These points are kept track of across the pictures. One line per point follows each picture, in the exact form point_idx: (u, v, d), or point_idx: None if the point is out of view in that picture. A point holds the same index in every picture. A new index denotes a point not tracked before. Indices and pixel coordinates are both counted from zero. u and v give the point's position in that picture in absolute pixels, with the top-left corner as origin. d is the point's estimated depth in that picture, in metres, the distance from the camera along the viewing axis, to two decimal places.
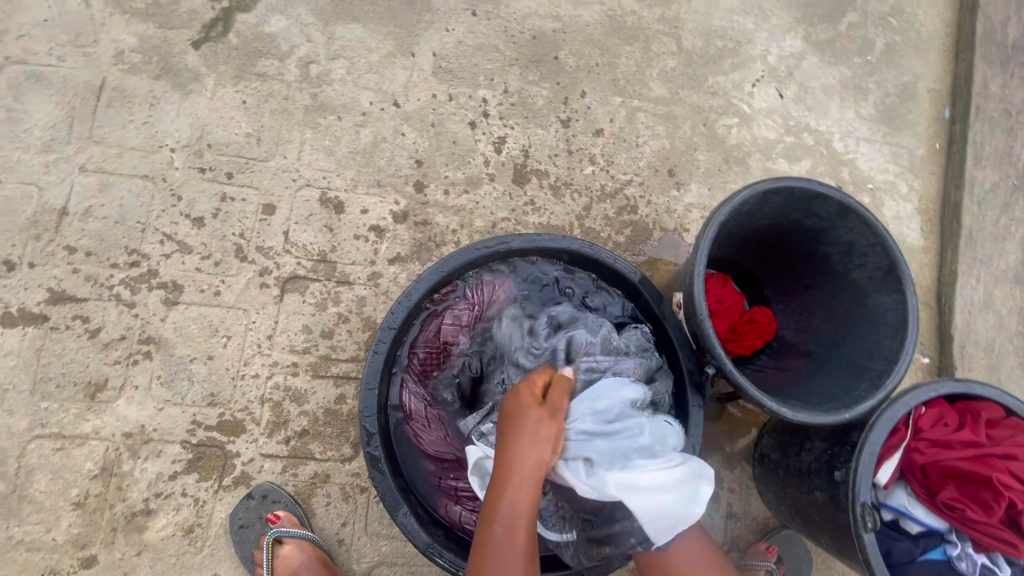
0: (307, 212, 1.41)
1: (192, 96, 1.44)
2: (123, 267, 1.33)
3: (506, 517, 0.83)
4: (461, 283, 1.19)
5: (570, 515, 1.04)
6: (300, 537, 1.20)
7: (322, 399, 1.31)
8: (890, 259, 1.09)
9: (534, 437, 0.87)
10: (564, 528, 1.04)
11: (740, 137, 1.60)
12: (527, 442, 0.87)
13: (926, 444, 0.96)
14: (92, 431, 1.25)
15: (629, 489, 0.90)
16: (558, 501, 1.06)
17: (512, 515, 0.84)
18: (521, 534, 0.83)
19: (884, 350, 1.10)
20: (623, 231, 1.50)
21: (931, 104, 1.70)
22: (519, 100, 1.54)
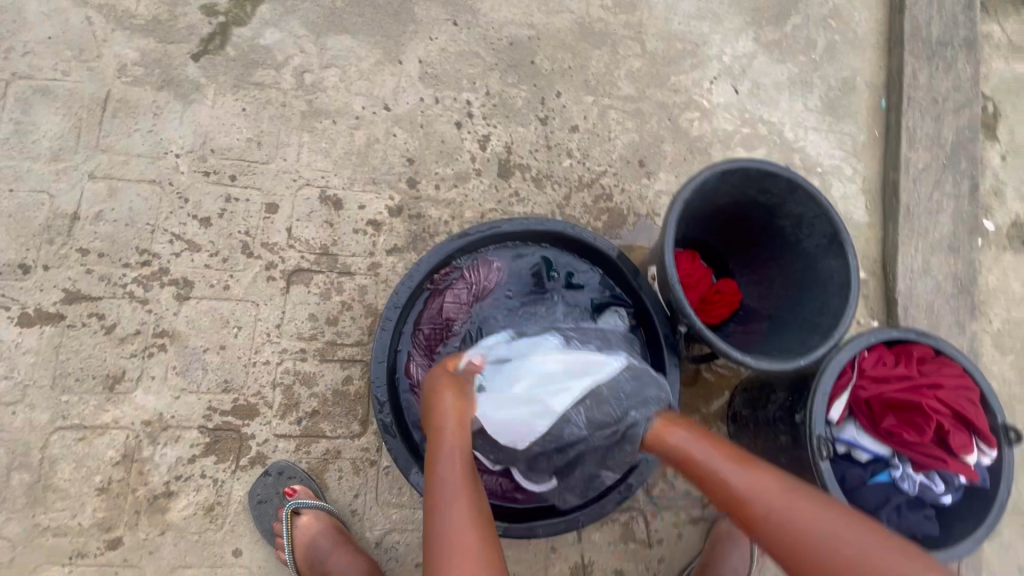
0: (308, 209, 1.51)
1: (194, 105, 1.53)
2: (135, 267, 1.41)
3: (443, 468, 0.89)
4: (458, 265, 1.31)
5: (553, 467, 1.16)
6: (317, 508, 1.29)
7: (330, 381, 1.41)
8: (833, 227, 1.26)
9: (457, 396, 0.99)
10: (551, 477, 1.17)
11: (702, 129, 1.76)
12: (448, 399, 0.99)
13: (869, 381, 1.12)
14: (112, 421, 1.32)
15: (514, 389, 1.02)
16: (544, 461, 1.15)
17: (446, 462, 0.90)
18: (459, 478, 0.87)
19: (833, 307, 1.25)
20: (601, 217, 1.64)
21: (869, 96, 1.90)
22: (500, 102, 1.68)
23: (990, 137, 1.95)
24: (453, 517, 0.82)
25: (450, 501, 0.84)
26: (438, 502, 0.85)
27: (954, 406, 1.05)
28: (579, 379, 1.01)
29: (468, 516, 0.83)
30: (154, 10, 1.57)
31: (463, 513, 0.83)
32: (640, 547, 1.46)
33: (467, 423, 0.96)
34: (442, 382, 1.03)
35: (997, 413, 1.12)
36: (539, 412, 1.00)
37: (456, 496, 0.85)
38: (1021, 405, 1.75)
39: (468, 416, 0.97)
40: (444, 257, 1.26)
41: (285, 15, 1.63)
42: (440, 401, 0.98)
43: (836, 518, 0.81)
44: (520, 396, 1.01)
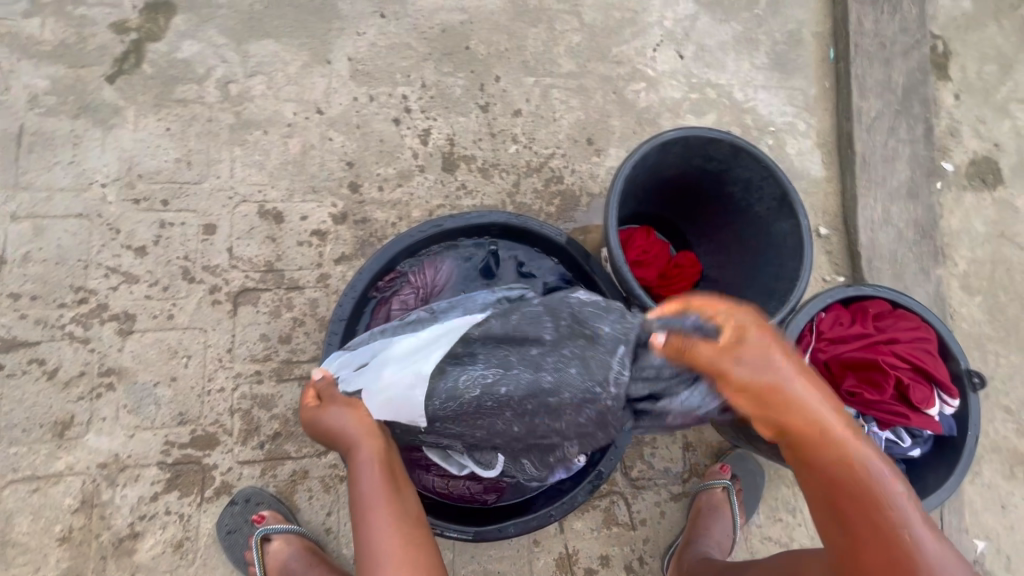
0: (247, 226, 1.45)
1: (115, 130, 1.46)
2: (71, 306, 1.35)
3: (361, 483, 0.83)
4: (405, 268, 1.27)
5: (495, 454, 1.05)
6: (287, 533, 1.26)
7: (290, 401, 1.37)
8: (781, 189, 1.22)
9: (358, 405, 0.92)
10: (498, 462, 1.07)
11: (649, 100, 1.72)
12: (342, 414, 0.91)
13: (827, 343, 1.10)
14: (66, 468, 1.28)
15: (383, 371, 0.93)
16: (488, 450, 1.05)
17: (363, 476, 0.84)
18: (379, 490, 0.82)
19: (788, 270, 1.23)
20: (553, 201, 1.60)
21: (817, 47, 1.86)
22: (438, 93, 1.61)
23: (943, 76, 1.92)
24: (378, 530, 0.78)
25: (374, 513, 0.80)
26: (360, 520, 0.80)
27: (912, 359, 1.04)
28: (441, 342, 0.91)
29: (394, 524, 0.79)
30: (61, 34, 1.48)
31: (388, 524, 0.79)
32: (623, 529, 1.45)
33: (377, 429, 0.89)
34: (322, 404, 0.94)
35: (960, 358, 1.11)
36: (400, 387, 0.88)
37: (378, 508, 0.80)
38: (991, 344, 1.76)
39: (375, 423, 0.89)
40: (386, 261, 1.22)
41: (201, 24, 1.55)
42: (334, 418, 0.91)
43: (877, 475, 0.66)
44: (384, 375, 0.92)
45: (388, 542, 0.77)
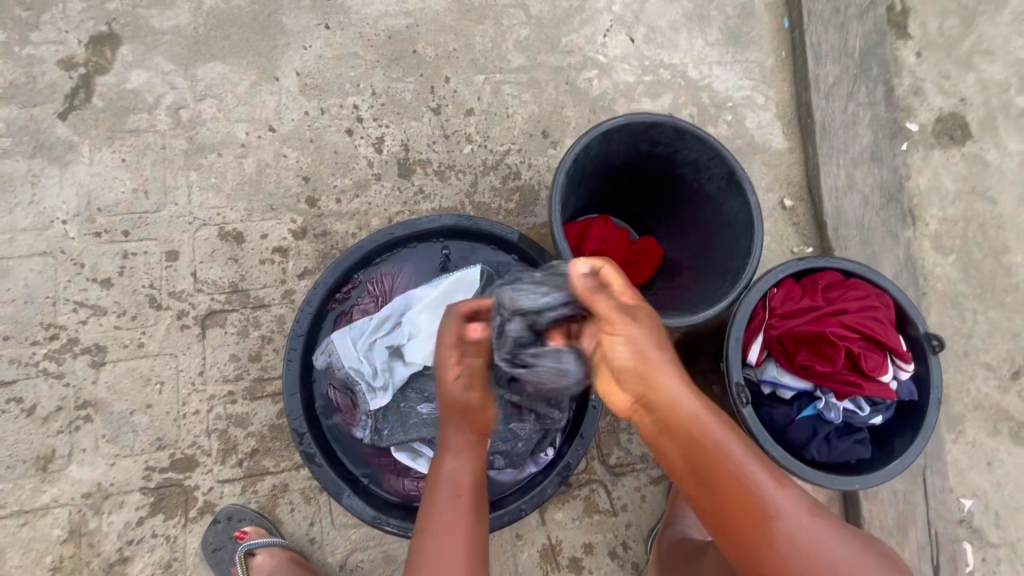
0: (209, 249, 1.47)
1: (71, 166, 1.48)
2: (44, 342, 1.38)
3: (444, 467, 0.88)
4: (361, 278, 1.28)
5: None
6: (270, 545, 1.29)
7: (265, 417, 1.39)
8: (727, 167, 1.22)
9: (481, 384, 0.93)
10: None
11: (603, 87, 1.71)
12: (456, 388, 0.91)
13: (779, 318, 1.10)
14: (52, 500, 1.31)
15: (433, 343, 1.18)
16: None
17: (448, 464, 0.88)
18: (462, 485, 0.87)
19: (741, 248, 1.23)
20: (512, 198, 1.60)
21: (771, 17, 1.83)
22: (388, 99, 1.61)
23: (902, 35, 1.89)
24: (446, 528, 0.82)
25: (453, 506, 0.84)
26: (433, 506, 0.85)
27: (862, 328, 1.04)
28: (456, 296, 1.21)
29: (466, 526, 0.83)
30: (10, 75, 1.50)
31: (460, 529, 0.82)
32: (605, 517, 1.47)
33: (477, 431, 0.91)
34: (453, 355, 0.92)
35: (916, 323, 1.10)
36: None
37: (454, 504, 0.85)
38: (968, 301, 1.74)
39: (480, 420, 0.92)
40: (341, 274, 1.23)
41: (148, 52, 1.55)
42: (449, 383, 0.91)
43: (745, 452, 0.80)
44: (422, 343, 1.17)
45: (453, 544, 0.80)
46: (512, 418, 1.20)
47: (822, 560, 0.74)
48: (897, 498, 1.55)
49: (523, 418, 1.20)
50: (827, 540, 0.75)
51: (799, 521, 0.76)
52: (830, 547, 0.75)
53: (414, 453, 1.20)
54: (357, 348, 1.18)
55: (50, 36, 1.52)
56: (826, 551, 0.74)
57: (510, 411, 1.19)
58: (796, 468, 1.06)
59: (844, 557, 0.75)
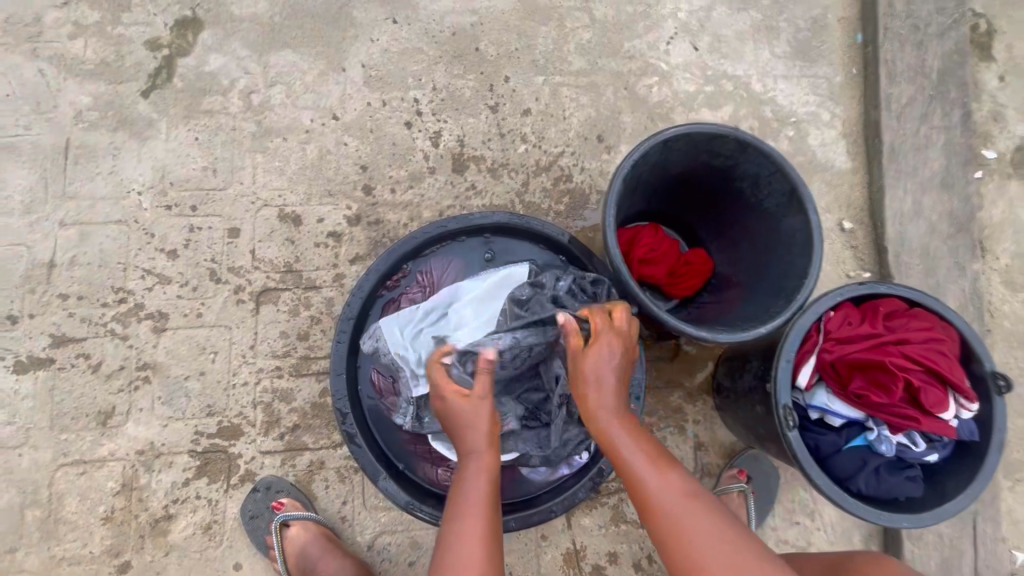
0: (268, 229, 1.53)
1: (149, 142, 1.57)
2: (112, 305, 1.46)
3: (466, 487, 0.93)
4: (411, 267, 1.31)
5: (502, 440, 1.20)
6: (305, 519, 1.34)
7: (308, 395, 1.44)
8: (790, 183, 1.19)
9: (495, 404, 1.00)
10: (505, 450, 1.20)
11: (662, 94, 1.69)
12: (473, 412, 0.97)
13: (834, 343, 1.06)
14: (108, 454, 1.39)
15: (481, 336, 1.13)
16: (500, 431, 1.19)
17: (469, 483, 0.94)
18: (478, 502, 0.92)
19: (798, 267, 1.19)
20: (562, 199, 1.60)
21: (843, 32, 1.77)
22: (448, 95, 1.64)
23: (985, 57, 1.79)
24: (470, 542, 0.88)
25: (471, 521, 0.90)
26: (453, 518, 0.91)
27: (926, 361, 0.99)
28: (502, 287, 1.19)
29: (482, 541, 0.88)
30: (101, 53, 1.60)
31: (477, 540, 0.88)
32: (631, 528, 1.45)
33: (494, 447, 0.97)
34: (458, 393, 0.99)
35: (984, 359, 1.04)
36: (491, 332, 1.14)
37: (474, 523, 0.89)
38: None
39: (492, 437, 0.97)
40: (393, 261, 1.26)
41: (226, 38, 1.63)
42: (460, 412, 0.98)
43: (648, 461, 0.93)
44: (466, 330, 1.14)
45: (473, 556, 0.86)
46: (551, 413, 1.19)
47: (699, 546, 0.87)
48: (943, 543, 1.48)
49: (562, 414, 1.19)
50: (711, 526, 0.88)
51: (686, 514, 0.89)
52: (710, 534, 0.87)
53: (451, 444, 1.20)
54: (402, 335, 1.17)
55: (140, 18, 1.62)
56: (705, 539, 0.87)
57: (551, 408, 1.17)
58: (841, 500, 1.03)
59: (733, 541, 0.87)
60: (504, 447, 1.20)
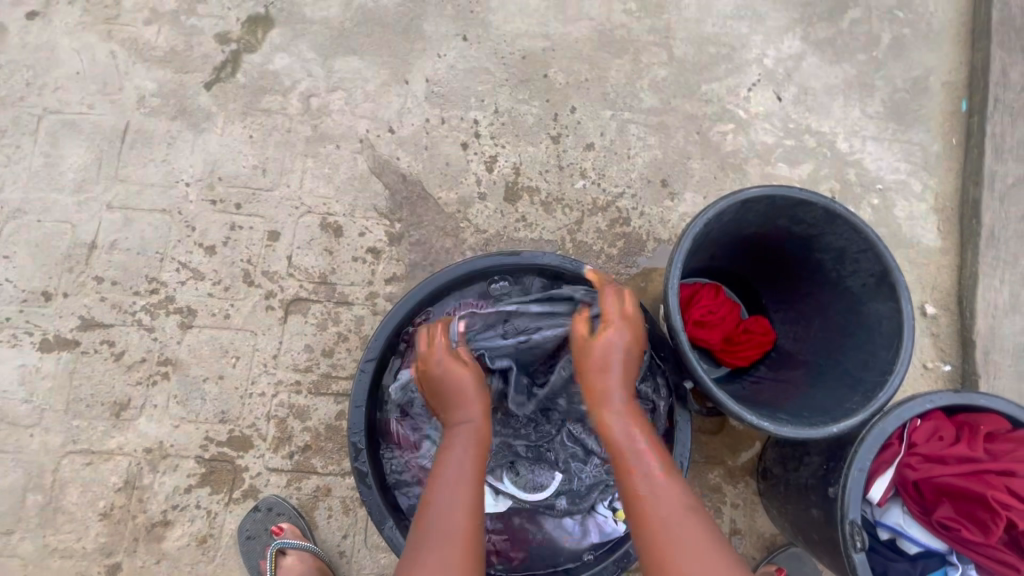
0: (308, 236, 1.48)
1: (205, 134, 1.55)
2: (144, 295, 1.44)
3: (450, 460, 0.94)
4: (436, 309, 1.21)
5: (529, 479, 1.14)
6: (302, 549, 1.26)
7: (323, 415, 1.37)
8: (881, 265, 1.05)
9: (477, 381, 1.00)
10: (534, 489, 1.13)
11: (737, 143, 1.57)
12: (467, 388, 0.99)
13: (919, 460, 0.92)
14: (117, 447, 1.36)
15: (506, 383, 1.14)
16: (526, 469, 1.15)
17: (450, 451, 0.95)
18: (465, 474, 0.92)
19: (880, 360, 1.05)
20: (616, 243, 1.50)
21: (946, 97, 1.62)
22: (509, 120, 1.57)
23: None
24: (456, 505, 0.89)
25: (452, 492, 0.90)
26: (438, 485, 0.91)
27: None
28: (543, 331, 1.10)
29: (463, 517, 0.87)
30: (172, 41, 1.60)
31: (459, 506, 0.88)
32: None
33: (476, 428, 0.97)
34: (456, 366, 1.00)
35: None
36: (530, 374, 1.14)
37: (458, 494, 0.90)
38: None
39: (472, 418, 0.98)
40: (420, 300, 1.17)
41: (294, 38, 1.61)
42: (453, 381, 0.99)
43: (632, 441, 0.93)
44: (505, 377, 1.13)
45: (452, 526, 0.86)
46: (578, 457, 1.16)
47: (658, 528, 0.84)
48: None
49: (588, 461, 1.16)
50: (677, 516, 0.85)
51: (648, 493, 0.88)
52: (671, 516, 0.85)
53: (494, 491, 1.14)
54: None
55: (213, 11, 1.61)
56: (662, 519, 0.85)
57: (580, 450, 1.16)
58: None
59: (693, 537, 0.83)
60: (534, 485, 1.13)
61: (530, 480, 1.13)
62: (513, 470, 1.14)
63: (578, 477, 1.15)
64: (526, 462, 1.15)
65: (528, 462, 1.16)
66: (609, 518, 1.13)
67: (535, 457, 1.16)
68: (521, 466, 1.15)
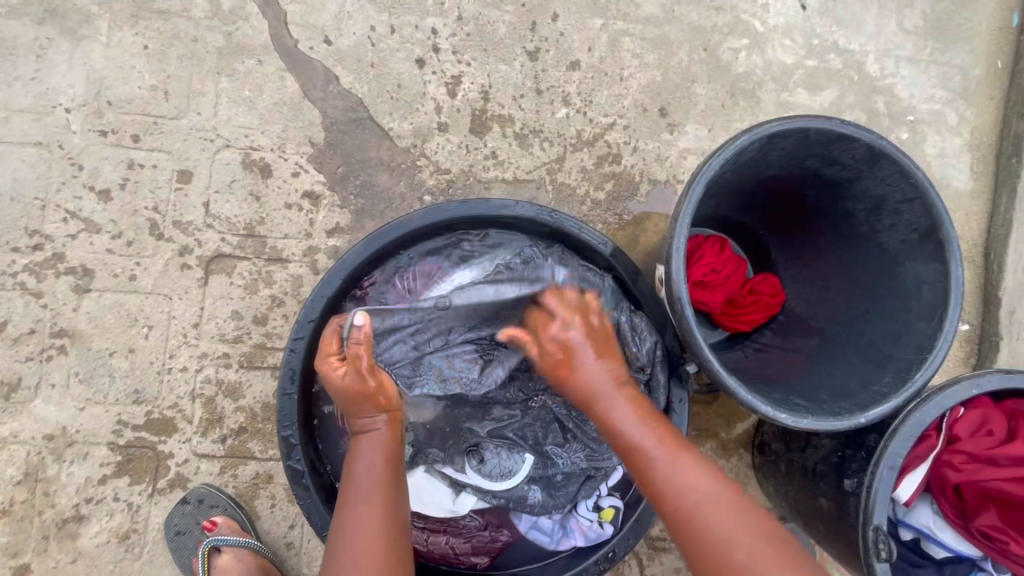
0: (229, 177, 1.20)
1: (85, 44, 1.21)
2: (26, 252, 1.16)
3: (359, 467, 0.80)
4: (386, 271, 1.00)
5: (495, 467, 0.95)
6: (239, 545, 1.09)
7: (259, 393, 1.17)
8: (930, 218, 0.84)
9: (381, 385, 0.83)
10: (499, 479, 0.95)
11: (750, 63, 1.31)
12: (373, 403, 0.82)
13: (963, 459, 0.81)
14: (11, 434, 1.14)
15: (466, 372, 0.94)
16: (494, 449, 0.96)
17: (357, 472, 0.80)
18: (374, 486, 0.78)
19: (916, 334, 0.87)
20: (603, 186, 1.26)
21: (996, 9, 1.36)
22: (475, 29, 1.26)
23: None
24: (360, 526, 0.74)
25: (359, 520, 0.75)
26: (347, 506, 0.77)
27: None
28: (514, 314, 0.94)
29: (381, 529, 0.74)
30: None
31: (378, 519, 0.75)
32: None
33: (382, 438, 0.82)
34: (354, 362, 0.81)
35: None
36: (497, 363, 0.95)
37: (370, 502, 0.76)
38: None
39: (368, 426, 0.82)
40: (356, 267, 0.94)
41: None
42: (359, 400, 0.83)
43: (631, 414, 0.77)
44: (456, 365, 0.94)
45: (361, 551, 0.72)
46: (554, 439, 0.98)
47: (717, 545, 0.67)
48: None
49: (565, 442, 0.98)
50: (711, 506, 0.69)
51: (662, 474, 0.72)
52: (726, 521, 0.68)
53: (455, 493, 0.97)
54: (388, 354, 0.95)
55: None
56: (717, 530, 0.67)
57: (552, 429, 0.99)
58: None
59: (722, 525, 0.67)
60: (498, 472, 0.95)
61: (497, 467, 0.95)
62: (479, 457, 0.96)
63: (554, 463, 0.97)
64: (492, 442, 0.97)
65: (492, 444, 0.97)
66: (593, 522, 0.99)
67: (502, 436, 0.97)
68: (485, 450, 0.96)
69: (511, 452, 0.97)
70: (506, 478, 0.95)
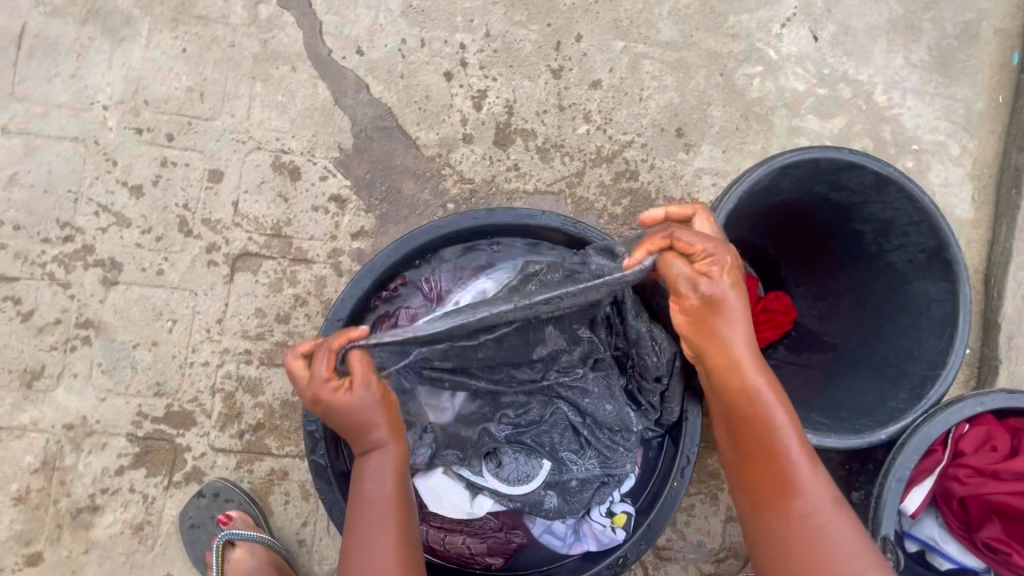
0: (258, 178, 1.24)
1: (125, 45, 1.25)
2: (56, 243, 1.19)
3: (370, 480, 0.80)
4: (412, 276, 1.02)
5: (514, 471, 0.97)
6: (253, 540, 1.10)
7: (278, 390, 1.19)
8: (937, 239, 0.89)
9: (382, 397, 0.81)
10: (516, 481, 0.96)
11: (764, 89, 1.36)
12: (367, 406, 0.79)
13: (967, 473, 0.85)
14: (30, 422, 1.16)
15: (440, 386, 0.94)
16: (510, 451, 0.98)
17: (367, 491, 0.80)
18: (385, 508, 0.79)
19: (927, 350, 0.91)
20: (620, 201, 1.30)
21: (998, 48, 1.42)
22: (503, 46, 1.31)
23: None
24: (375, 554, 0.76)
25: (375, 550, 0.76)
26: (360, 526, 0.78)
27: None
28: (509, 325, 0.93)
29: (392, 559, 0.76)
30: None
31: (391, 534, 0.77)
32: None
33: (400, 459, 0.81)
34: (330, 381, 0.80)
35: None
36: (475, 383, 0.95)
37: (382, 527, 0.78)
38: None
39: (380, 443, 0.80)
40: (386, 268, 0.98)
41: None
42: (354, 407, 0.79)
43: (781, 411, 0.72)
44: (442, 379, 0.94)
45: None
46: (569, 446, 0.99)
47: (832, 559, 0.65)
48: None
49: (581, 449, 0.99)
50: (838, 523, 0.67)
51: (801, 480, 0.69)
52: (847, 539, 0.66)
53: (472, 497, 0.97)
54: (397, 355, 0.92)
55: None
56: (837, 544, 0.66)
57: (569, 436, 0.99)
58: None
59: (850, 547, 0.66)
60: (514, 477, 0.96)
61: (515, 471, 0.97)
62: (497, 460, 0.97)
63: (571, 468, 0.98)
64: (511, 446, 0.98)
65: (510, 448, 0.98)
66: (606, 528, 1.00)
67: (520, 442, 0.98)
68: (503, 454, 0.98)
69: (530, 457, 0.98)
70: (523, 481, 0.96)
